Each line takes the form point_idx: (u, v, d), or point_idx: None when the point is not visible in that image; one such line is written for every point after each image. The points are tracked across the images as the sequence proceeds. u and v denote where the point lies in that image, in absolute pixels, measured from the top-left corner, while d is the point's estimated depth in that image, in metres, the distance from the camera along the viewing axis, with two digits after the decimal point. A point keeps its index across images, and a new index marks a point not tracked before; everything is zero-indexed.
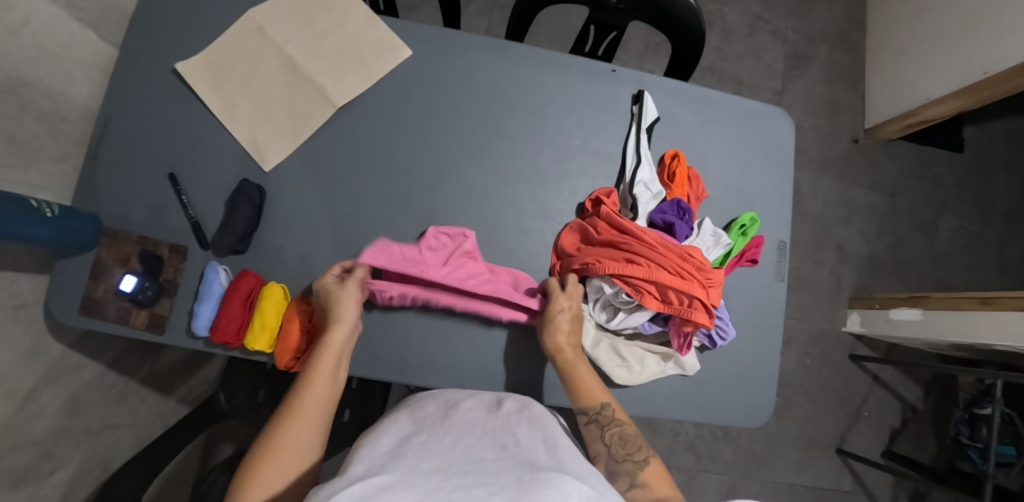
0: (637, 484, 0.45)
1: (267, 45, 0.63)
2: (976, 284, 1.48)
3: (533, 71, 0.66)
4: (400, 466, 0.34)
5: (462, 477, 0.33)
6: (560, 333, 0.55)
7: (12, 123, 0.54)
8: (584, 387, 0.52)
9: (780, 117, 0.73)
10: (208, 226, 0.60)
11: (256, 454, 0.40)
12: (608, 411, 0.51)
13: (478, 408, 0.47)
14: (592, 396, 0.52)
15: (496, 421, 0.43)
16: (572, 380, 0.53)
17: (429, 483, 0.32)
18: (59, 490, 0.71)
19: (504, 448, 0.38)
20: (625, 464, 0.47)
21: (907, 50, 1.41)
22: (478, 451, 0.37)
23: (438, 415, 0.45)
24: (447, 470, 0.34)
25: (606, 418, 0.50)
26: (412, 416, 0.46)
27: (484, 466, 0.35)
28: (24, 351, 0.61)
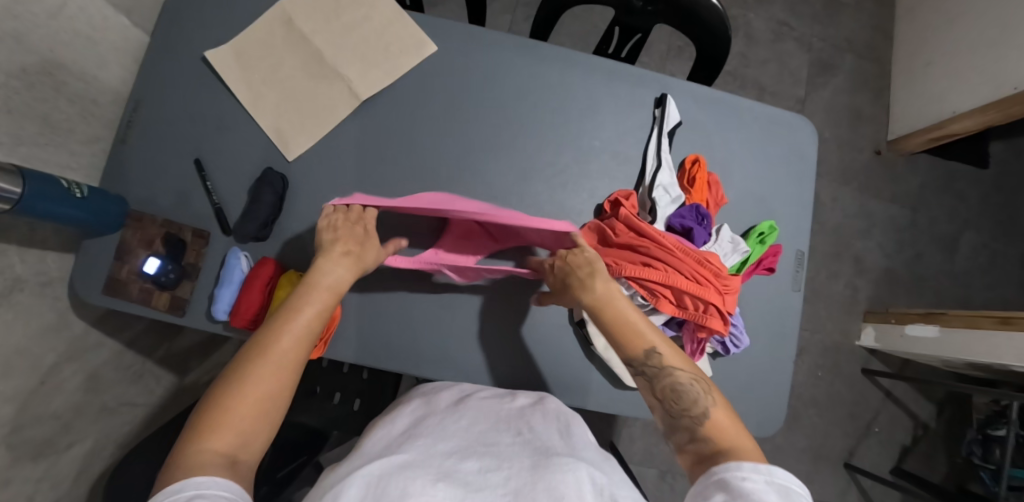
0: (695, 439, 0.43)
1: (296, 37, 0.64)
2: (996, 303, 1.45)
3: (556, 70, 0.67)
4: (417, 446, 0.35)
5: (478, 460, 0.34)
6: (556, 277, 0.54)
7: (46, 105, 0.55)
8: (629, 332, 0.48)
9: (804, 126, 0.72)
10: (232, 213, 0.61)
11: (231, 384, 0.38)
12: (654, 359, 0.46)
13: (492, 395, 0.47)
14: (638, 345, 0.47)
15: (512, 409, 0.44)
16: (614, 330, 0.48)
17: (443, 464, 0.33)
18: (74, 463, 0.73)
19: (518, 433, 0.39)
20: (682, 420, 0.44)
21: (936, 61, 1.38)
22: (493, 435, 0.38)
23: (451, 401, 0.45)
24: (463, 452, 0.35)
25: (654, 370, 0.46)
26: (426, 400, 0.47)
27: (500, 451, 0.36)
28: (48, 327, 0.63)
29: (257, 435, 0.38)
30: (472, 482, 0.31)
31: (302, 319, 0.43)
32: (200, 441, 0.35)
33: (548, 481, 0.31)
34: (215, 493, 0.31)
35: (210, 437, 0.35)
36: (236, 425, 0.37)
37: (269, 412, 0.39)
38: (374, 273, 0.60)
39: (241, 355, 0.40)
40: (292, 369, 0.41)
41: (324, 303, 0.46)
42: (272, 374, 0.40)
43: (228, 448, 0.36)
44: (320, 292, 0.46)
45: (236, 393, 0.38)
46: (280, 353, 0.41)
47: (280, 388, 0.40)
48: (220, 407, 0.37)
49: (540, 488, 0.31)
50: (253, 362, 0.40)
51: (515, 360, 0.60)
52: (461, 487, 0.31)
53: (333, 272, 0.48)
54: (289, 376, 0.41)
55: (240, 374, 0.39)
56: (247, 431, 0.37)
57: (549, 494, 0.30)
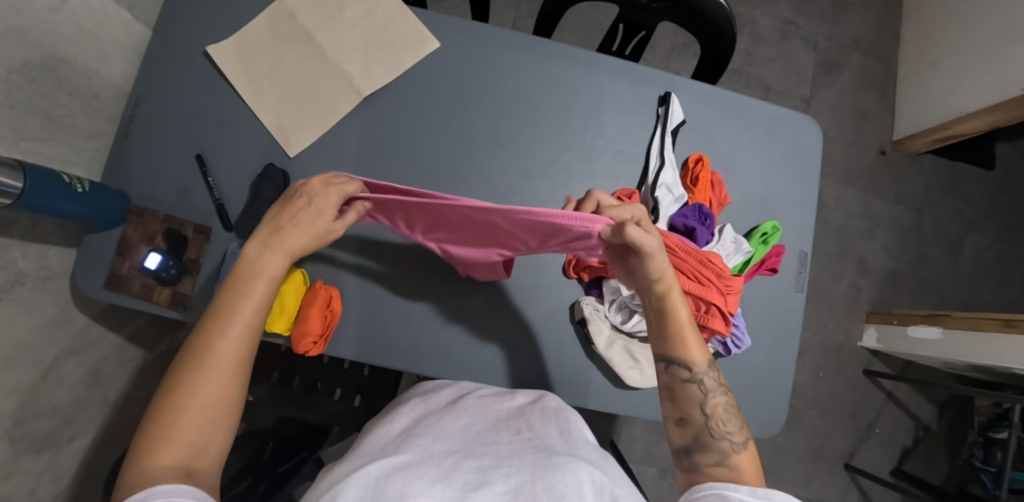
0: (727, 463, 0.43)
1: (298, 32, 0.63)
2: (1000, 304, 1.44)
3: (560, 67, 0.66)
4: (416, 446, 0.35)
5: (476, 459, 0.34)
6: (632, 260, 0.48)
7: (48, 100, 0.55)
8: (689, 341, 0.47)
9: (809, 126, 0.71)
10: (233, 209, 0.61)
11: (174, 396, 0.37)
12: (712, 376, 0.47)
13: (491, 394, 0.47)
14: (695, 354, 0.47)
15: (510, 407, 0.44)
16: (673, 334, 0.47)
17: (441, 465, 0.33)
18: (75, 457, 0.73)
19: (518, 432, 0.39)
20: (720, 442, 0.44)
21: (943, 61, 1.37)
22: (492, 434, 0.38)
23: (450, 401, 0.45)
24: (461, 451, 0.35)
25: (708, 385, 0.47)
26: (425, 399, 0.47)
27: (498, 449, 0.36)
28: (50, 320, 0.63)
29: (207, 440, 0.37)
30: (470, 482, 0.31)
31: (238, 319, 0.41)
32: (147, 458, 0.35)
33: (548, 481, 0.31)
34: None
35: (155, 452, 0.35)
36: (183, 435, 0.36)
37: (217, 416, 0.38)
38: (376, 270, 0.60)
39: (179, 363, 0.39)
40: (235, 371, 0.40)
41: (260, 296, 0.43)
42: (211, 381, 0.38)
43: (180, 458, 0.35)
44: (255, 286, 0.43)
45: (176, 404, 0.37)
46: (219, 357, 0.39)
47: (223, 391, 0.39)
48: (164, 420, 0.36)
49: (539, 488, 0.30)
50: (189, 370, 0.38)
51: (515, 359, 0.60)
52: (459, 488, 0.30)
53: (266, 261, 0.44)
54: (234, 377, 0.40)
55: (178, 385, 0.38)
56: (195, 439, 0.37)
57: (549, 493, 0.30)
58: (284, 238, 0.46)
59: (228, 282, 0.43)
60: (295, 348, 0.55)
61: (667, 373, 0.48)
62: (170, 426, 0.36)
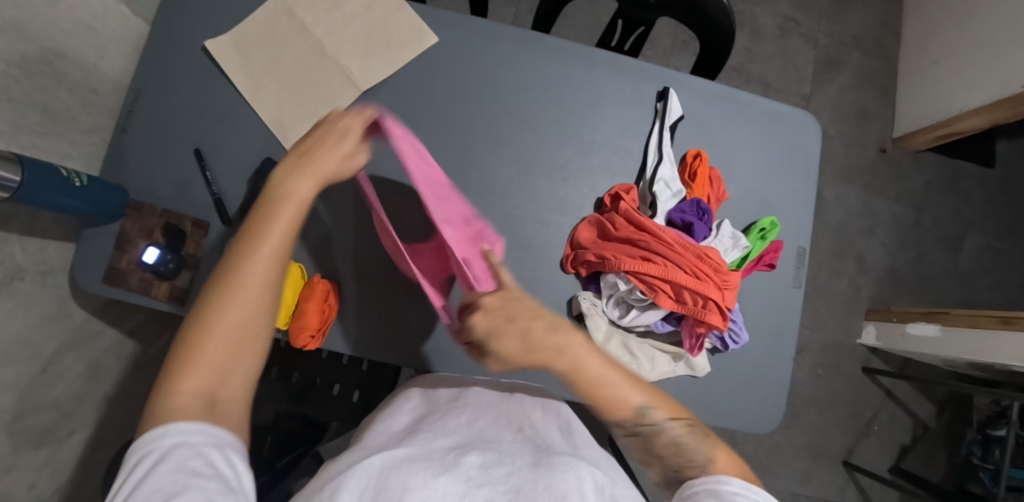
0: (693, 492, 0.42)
1: (297, 27, 0.63)
2: (999, 303, 1.44)
3: (558, 62, 0.66)
4: (418, 441, 0.35)
5: (479, 454, 0.34)
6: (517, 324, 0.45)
7: (46, 94, 0.55)
8: (611, 400, 0.46)
9: (807, 122, 0.71)
10: (231, 203, 0.61)
11: (201, 321, 0.38)
12: (647, 417, 0.46)
13: (492, 391, 0.48)
14: (625, 407, 0.46)
15: (512, 406, 0.44)
16: (603, 403, 0.46)
17: (444, 458, 0.33)
18: (75, 451, 0.73)
19: (519, 431, 0.39)
20: (686, 471, 0.43)
21: (943, 59, 1.36)
22: (493, 432, 0.38)
23: (452, 398, 0.45)
24: (464, 446, 0.35)
25: (648, 428, 0.46)
26: (427, 396, 0.47)
27: (500, 447, 0.36)
28: (49, 315, 0.63)
29: (233, 365, 0.38)
30: (473, 476, 0.31)
31: (265, 247, 0.42)
32: (174, 378, 0.36)
33: (548, 479, 0.31)
34: (195, 441, 0.32)
35: (181, 375, 0.36)
36: (210, 363, 0.37)
37: (245, 344, 0.39)
38: (375, 264, 0.61)
39: (210, 287, 0.40)
40: (262, 298, 0.41)
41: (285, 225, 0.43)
42: (239, 308, 0.39)
43: (203, 385, 0.36)
44: (285, 212, 0.44)
45: (204, 332, 0.38)
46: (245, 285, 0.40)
47: (250, 316, 0.40)
48: (193, 344, 0.37)
49: (540, 485, 0.30)
50: (218, 297, 0.39)
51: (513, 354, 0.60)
52: (462, 480, 0.30)
53: (292, 191, 0.44)
54: (260, 304, 0.41)
55: (207, 309, 0.39)
56: (219, 365, 0.37)
57: (549, 491, 0.30)
58: (314, 165, 0.46)
59: (259, 207, 0.44)
60: (293, 342, 0.55)
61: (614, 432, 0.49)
62: (197, 351, 0.37)
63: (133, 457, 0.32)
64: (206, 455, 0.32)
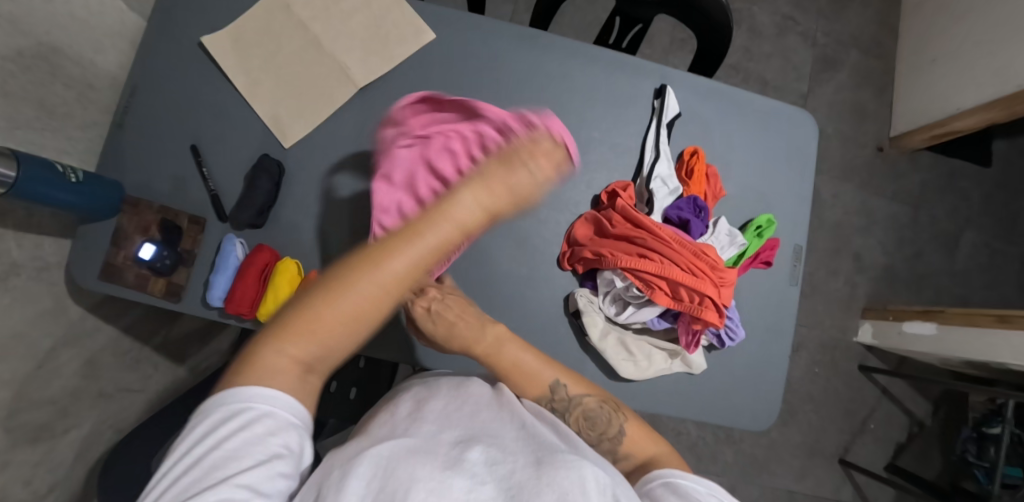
0: (620, 457, 0.46)
1: (293, 23, 0.63)
2: (995, 302, 1.45)
3: (556, 60, 0.66)
4: (423, 433, 0.35)
5: (483, 449, 0.34)
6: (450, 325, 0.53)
7: (43, 90, 0.55)
8: (526, 374, 0.50)
9: (804, 120, 0.71)
10: (228, 199, 0.61)
11: (326, 297, 0.38)
12: (559, 392, 0.50)
13: (492, 383, 0.47)
14: (539, 381, 0.50)
15: (513, 398, 0.44)
16: (509, 378, 0.51)
17: (448, 452, 0.33)
18: (73, 447, 0.73)
19: (522, 426, 0.39)
20: (602, 444, 0.47)
21: (940, 59, 1.37)
22: (497, 427, 0.38)
23: (454, 386, 0.45)
24: (468, 440, 0.35)
25: (562, 402, 0.50)
26: (428, 384, 0.46)
27: (504, 442, 0.36)
28: (45, 311, 0.63)
29: (333, 347, 0.39)
30: (477, 473, 0.31)
31: (410, 254, 0.39)
32: (284, 341, 0.37)
33: (551, 477, 0.31)
34: (277, 416, 0.33)
35: (289, 342, 0.37)
36: (323, 334, 0.37)
37: (351, 329, 0.39)
38: None
39: (344, 264, 0.40)
40: (387, 298, 0.39)
41: (451, 238, 0.41)
42: (371, 295, 0.38)
43: (303, 355, 0.37)
44: (443, 226, 0.40)
45: (332, 301, 0.38)
46: (389, 281, 0.39)
47: (368, 313, 0.39)
48: (310, 316, 0.38)
49: (543, 482, 0.30)
50: (359, 270, 0.39)
51: None
52: (467, 476, 0.30)
53: (463, 206, 0.41)
54: (384, 300, 0.39)
55: (334, 288, 0.38)
56: (325, 344, 0.38)
57: (553, 489, 0.29)
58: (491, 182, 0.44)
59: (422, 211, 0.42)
60: None
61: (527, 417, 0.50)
62: (310, 324, 0.37)
63: (218, 410, 0.32)
64: (277, 435, 0.32)
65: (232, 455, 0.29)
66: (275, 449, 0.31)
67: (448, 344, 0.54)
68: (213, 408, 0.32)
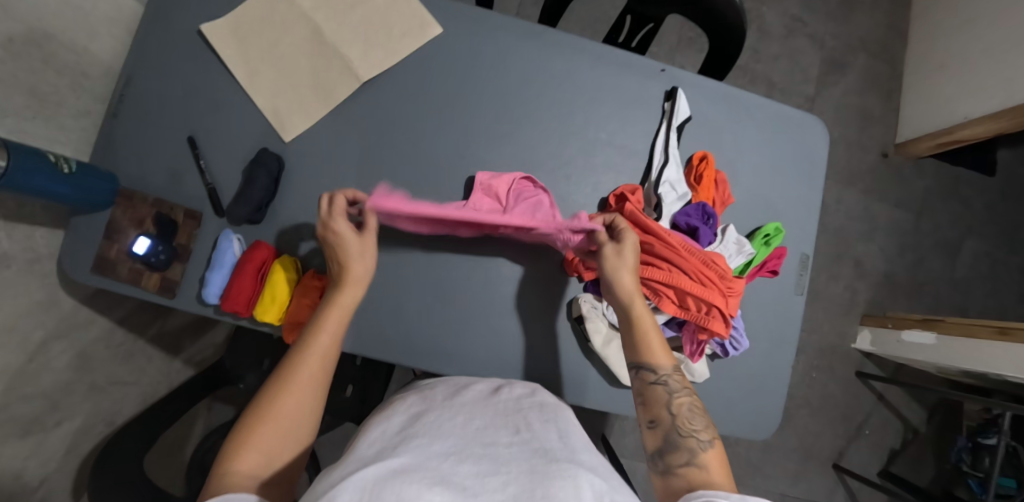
0: (695, 462, 0.43)
1: (295, 12, 0.61)
2: (993, 311, 1.46)
3: (565, 58, 0.64)
4: (414, 447, 0.33)
5: (474, 462, 0.32)
6: (628, 281, 0.52)
7: (34, 76, 0.53)
8: (662, 346, 0.51)
9: (814, 125, 0.70)
10: (225, 193, 0.59)
11: (257, 407, 0.41)
12: (677, 378, 0.49)
13: (489, 389, 0.46)
14: (666, 360, 0.50)
15: (508, 402, 0.43)
16: (638, 336, 0.51)
17: (439, 467, 0.31)
18: (65, 439, 0.72)
19: (517, 432, 0.37)
20: (687, 440, 0.44)
21: (948, 65, 1.36)
22: (490, 434, 0.36)
23: (446, 396, 0.43)
24: (459, 453, 0.33)
25: (674, 385, 0.48)
26: (421, 395, 0.44)
27: (497, 451, 0.34)
28: (36, 303, 0.62)
29: (279, 453, 0.40)
30: (469, 486, 0.30)
31: (318, 340, 0.46)
32: (229, 462, 0.38)
33: (546, 489, 0.30)
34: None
35: (233, 460, 0.38)
36: (261, 444, 0.39)
37: (289, 430, 0.41)
38: None
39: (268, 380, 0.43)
40: (313, 387, 0.43)
41: (336, 319, 0.48)
42: (295, 392, 0.42)
43: (253, 469, 0.38)
44: (332, 313, 0.48)
45: (263, 417, 0.40)
46: (303, 375, 0.43)
47: (300, 404, 0.42)
48: (246, 431, 0.40)
49: (537, 495, 0.29)
50: (275, 381, 0.43)
51: (511, 354, 0.60)
52: (457, 492, 0.28)
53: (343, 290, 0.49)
54: (311, 390, 0.43)
55: (265, 398, 0.42)
56: (269, 450, 0.39)
57: None
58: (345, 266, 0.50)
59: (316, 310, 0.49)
60: (285, 337, 0.56)
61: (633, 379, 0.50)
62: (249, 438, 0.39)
63: None
64: None
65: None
66: None
67: (621, 286, 0.52)
68: None
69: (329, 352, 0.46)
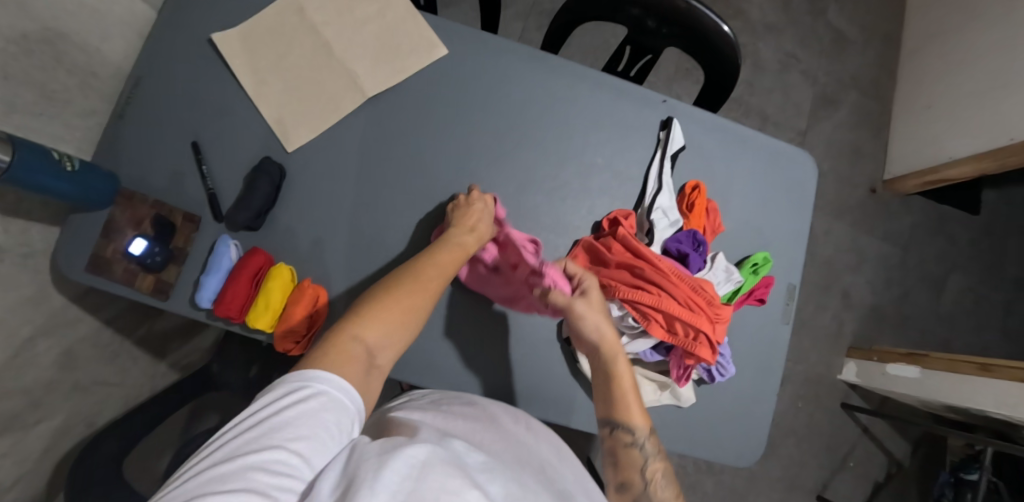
0: None
1: (305, 27, 0.63)
2: (977, 347, 1.48)
3: (566, 83, 0.66)
4: (455, 447, 0.33)
5: (506, 485, 0.32)
6: (599, 339, 0.54)
7: (44, 74, 0.54)
8: (641, 409, 0.53)
9: (803, 159, 0.73)
10: (225, 199, 0.60)
11: (380, 299, 0.47)
12: (651, 443, 0.52)
13: (508, 417, 0.47)
14: (641, 422, 0.52)
15: (531, 437, 0.45)
16: (619, 396, 0.53)
17: (476, 474, 0.31)
18: (43, 439, 0.71)
19: (540, 472, 0.38)
20: None
21: (935, 106, 1.40)
22: (518, 468, 0.36)
23: (472, 421, 0.43)
24: (494, 471, 0.33)
25: (648, 450, 0.52)
26: (445, 414, 0.44)
27: (526, 484, 0.34)
28: (26, 298, 0.61)
29: (389, 343, 0.45)
30: None
31: (440, 264, 0.52)
32: (354, 329, 0.44)
33: None
34: (334, 394, 0.37)
35: (357, 330, 0.44)
36: (380, 328, 0.45)
37: (403, 328, 0.47)
38: (367, 273, 0.60)
39: (390, 282, 0.50)
40: (427, 302, 0.50)
41: (462, 255, 0.54)
42: (414, 297, 0.49)
43: (371, 344, 0.44)
44: (457, 244, 0.55)
45: (390, 308, 0.47)
46: (425, 285, 0.50)
47: (414, 312, 0.49)
48: (369, 312, 0.46)
49: None
50: (402, 284, 0.49)
51: (500, 371, 0.60)
52: None
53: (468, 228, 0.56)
54: (425, 303, 0.50)
55: (389, 293, 0.48)
56: (383, 335, 0.45)
57: None
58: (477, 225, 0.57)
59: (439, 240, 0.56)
60: (276, 346, 0.56)
61: (610, 439, 0.52)
62: (370, 318, 0.45)
63: (291, 390, 0.35)
64: (332, 407, 0.36)
65: (284, 428, 0.32)
66: (324, 418, 0.34)
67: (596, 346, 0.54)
68: (296, 387, 0.36)
69: (447, 278, 0.52)
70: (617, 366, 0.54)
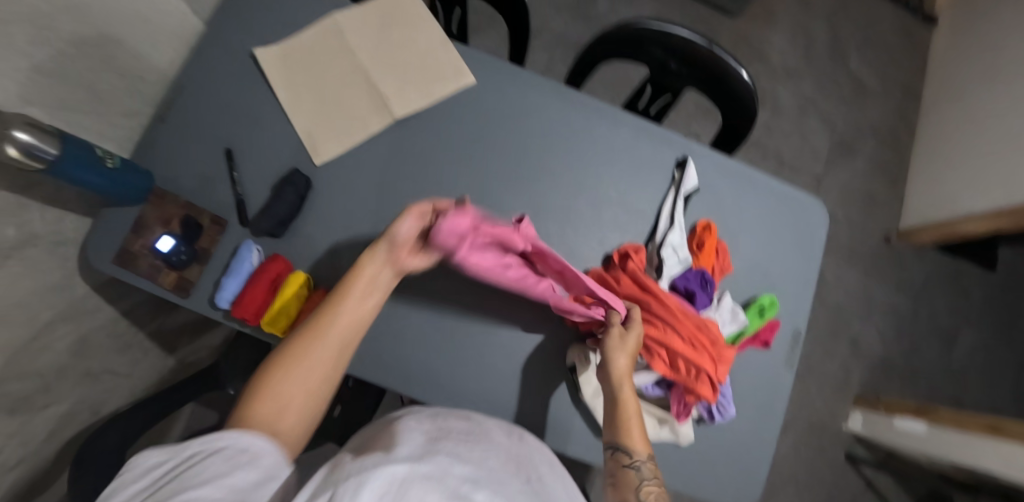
0: None
1: (343, 49, 0.66)
2: (990, 406, 1.44)
3: (586, 117, 0.69)
4: (440, 460, 0.35)
5: (490, 493, 0.34)
6: (616, 367, 0.54)
7: (96, 77, 0.58)
8: (642, 434, 0.52)
9: (815, 207, 0.74)
10: (251, 205, 0.62)
11: (276, 361, 0.44)
12: (648, 465, 0.50)
13: (501, 431, 0.48)
14: (640, 446, 0.51)
15: (523, 450, 0.46)
16: (622, 418, 0.52)
17: (456, 485, 0.33)
18: (49, 423, 0.72)
19: (528, 481, 0.41)
20: None
21: (952, 160, 1.40)
22: (504, 475, 0.38)
23: (471, 428, 0.45)
24: (478, 481, 0.35)
25: (645, 472, 0.50)
26: (447, 420, 0.46)
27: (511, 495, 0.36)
28: (53, 285, 0.64)
29: (295, 405, 0.43)
30: None
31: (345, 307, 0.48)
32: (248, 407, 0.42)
33: None
34: (232, 449, 0.36)
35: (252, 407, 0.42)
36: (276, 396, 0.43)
37: (310, 386, 0.44)
38: None
39: (292, 336, 0.47)
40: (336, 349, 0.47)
41: (365, 286, 0.50)
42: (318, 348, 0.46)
43: (268, 416, 0.42)
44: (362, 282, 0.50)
45: (285, 367, 0.44)
46: (327, 335, 0.47)
47: (323, 364, 0.46)
48: (265, 381, 0.43)
49: None
50: (302, 338, 0.46)
51: (500, 393, 0.61)
52: None
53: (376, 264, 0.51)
54: (333, 351, 0.47)
55: (288, 351, 0.45)
56: (281, 403, 0.42)
57: None
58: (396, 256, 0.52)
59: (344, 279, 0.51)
60: None
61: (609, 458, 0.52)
62: (267, 387, 0.43)
63: (190, 451, 0.35)
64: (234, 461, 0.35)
65: (195, 475, 0.32)
66: (233, 462, 0.35)
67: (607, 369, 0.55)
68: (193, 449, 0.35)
69: (359, 318, 0.49)
70: (624, 392, 0.54)
